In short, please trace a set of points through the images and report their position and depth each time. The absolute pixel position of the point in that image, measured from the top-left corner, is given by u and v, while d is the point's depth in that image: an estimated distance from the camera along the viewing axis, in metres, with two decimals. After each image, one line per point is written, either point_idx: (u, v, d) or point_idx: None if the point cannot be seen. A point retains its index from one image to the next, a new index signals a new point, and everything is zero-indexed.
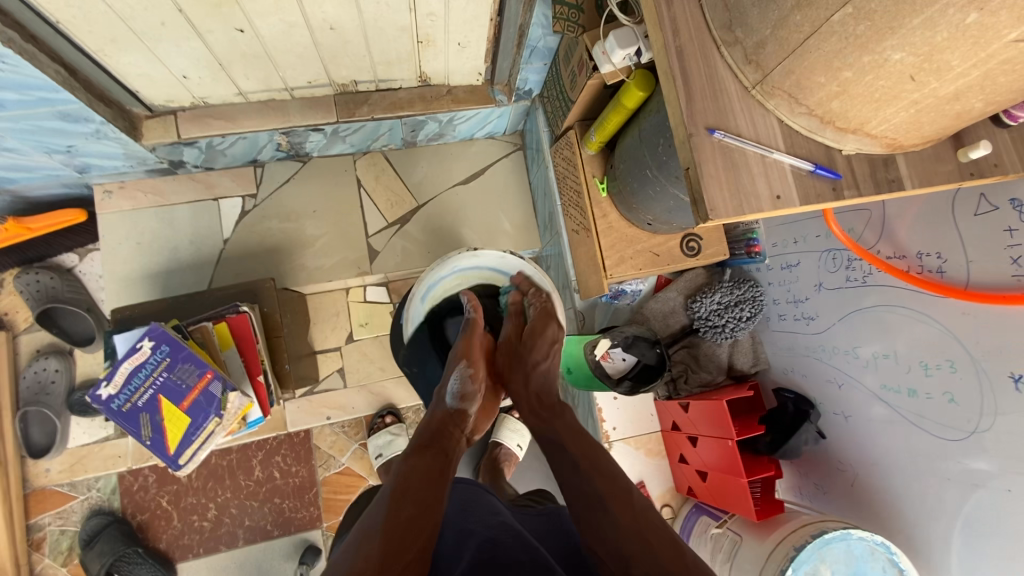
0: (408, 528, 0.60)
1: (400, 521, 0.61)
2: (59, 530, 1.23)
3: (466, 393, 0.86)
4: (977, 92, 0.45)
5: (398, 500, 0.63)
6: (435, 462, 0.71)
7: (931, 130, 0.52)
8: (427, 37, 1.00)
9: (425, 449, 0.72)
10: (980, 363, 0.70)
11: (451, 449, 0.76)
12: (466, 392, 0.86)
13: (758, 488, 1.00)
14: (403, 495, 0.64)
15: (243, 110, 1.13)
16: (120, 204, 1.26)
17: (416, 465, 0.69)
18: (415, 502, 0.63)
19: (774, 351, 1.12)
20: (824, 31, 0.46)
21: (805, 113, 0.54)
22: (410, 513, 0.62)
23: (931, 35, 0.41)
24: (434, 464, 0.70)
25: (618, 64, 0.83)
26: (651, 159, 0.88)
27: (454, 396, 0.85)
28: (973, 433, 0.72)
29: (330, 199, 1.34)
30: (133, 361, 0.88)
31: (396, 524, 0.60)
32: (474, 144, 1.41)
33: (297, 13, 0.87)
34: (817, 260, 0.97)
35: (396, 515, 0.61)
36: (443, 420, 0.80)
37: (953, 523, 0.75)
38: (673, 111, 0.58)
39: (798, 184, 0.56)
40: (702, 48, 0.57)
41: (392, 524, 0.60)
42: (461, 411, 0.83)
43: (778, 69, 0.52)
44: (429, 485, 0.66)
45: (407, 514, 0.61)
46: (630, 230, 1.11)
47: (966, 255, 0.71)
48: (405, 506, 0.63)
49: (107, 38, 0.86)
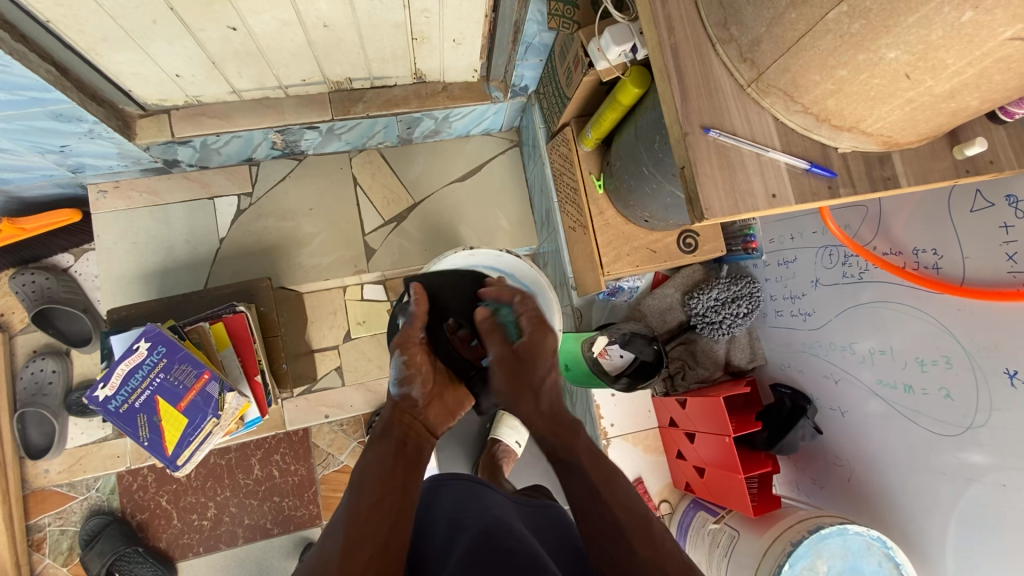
0: (371, 517, 0.62)
1: (363, 510, 0.63)
2: (59, 530, 1.23)
3: (408, 378, 0.82)
4: (973, 90, 0.45)
5: (360, 488, 0.65)
6: (392, 451, 0.72)
7: (926, 128, 0.52)
8: (421, 34, 1.00)
9: (381, 441, 0.73)
10: (975, 358, 0.70)
11: (407, 438, 0.75)
12: (408, 378, 0.81)
13: (754, 483, 1.00)
14: (365, 484, 0.66)
15: (236, 108, 1.12)
16: (114, 203, 1.25)
17: (375, 455, 0.71)
18: (376, 488, 0.66)
19: (770, 347, 1.12)
20: (819, 28, 0.45)
21: (801, 111, 0.53)
22: (372, 500, 0.64)
23: (926, 34, 0.41)
24: (390, 453, 0.71)
25: (613, 61, 0.83)
26: (647, 156, 0.88)
27: (396, 385, 0.81)
28: (969, 429, 0.72)
29: (326, 197, 1.34)
30: (130, 361, 0.88)
31: (359, 513, 0.62)
32: (470, 141, 1.40)
33: (290, 11, 0.86)
34: (813, 256, 0.97)
35: (360, 503, 0.64)
36: (390, 414, 0.78)
37: (949, 519, 0.75)
38: (668, 110, 0.57)
39: (793, 182, 0.56)
40: (697, 46, 0.57)
41: (355, 513, 0.62)
42: (404, 399, 0.80)
43: (773, 67, 0.51)
44: (388, 474, 0.68)
45: (369, 501, 0.64)
46: (627, 227, 1.11)
47: (962, 251, 0.71)
48: (368, 493, 0.65)
49: (98, 38, 0.85)
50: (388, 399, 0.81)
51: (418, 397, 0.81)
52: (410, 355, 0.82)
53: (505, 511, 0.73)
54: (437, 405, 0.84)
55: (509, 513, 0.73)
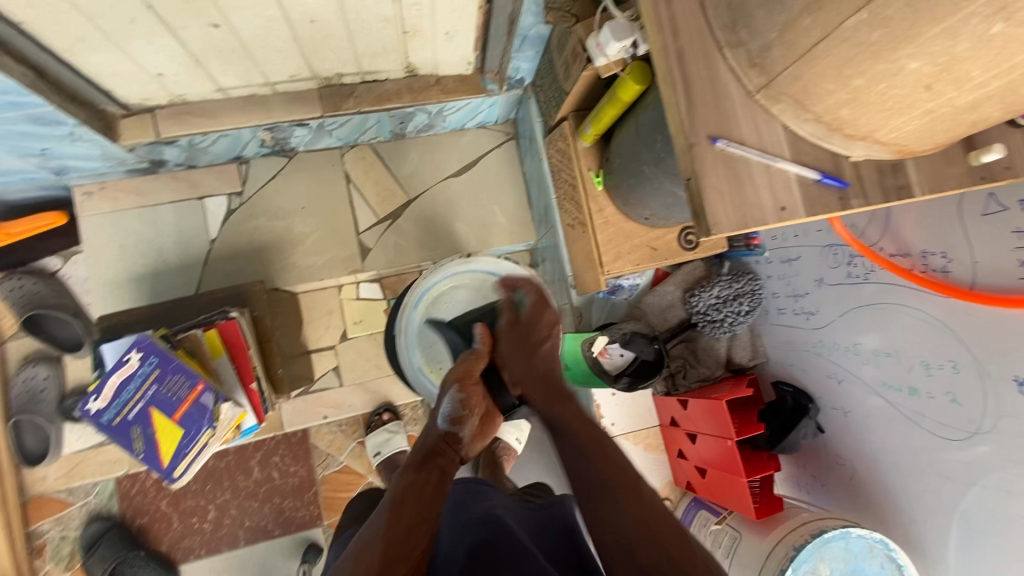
0: (408, 538, 0.61)
1: (401, 528, 0.62)
2: (59, 535, 1.23)
3: (460, 417, 0.79)
4: (996, 102, 0.42)
5: (398, 509, 0.64)
6: (435, 479, 0.70)
7: (944, 137, 0.50)
8: (413, 27, 0.96)
9: (423, 467, 0.72)
10: (983, 364, 0.69)
11: (447, 468, 0.74)
12: (460, 416, 0.79)
13: (757, 483, 1.00)
14: (403, 505, 0.65)
15: (223, 107, 1.08)
16: (101, 205, 1.22)
17: (416, 480, 0.69)
18: (417, 509, 0.65)
19: (772, 345, 1.11)
20: (835, 36, 0.43)
21: (813, 119, 0.51)
22: (411, 520, 0.63)
23: (951, 46, 0.38)
24: (433, 481, 0.70)
25: (613, 57, 0.79)
26: (648, 155, 0.85)
27: (446, 420, 0.79)
28: (975, 434, 0.71)
29: (318, 195, 1.31)
30: (122, 373, 0.86)
31: (396, 534, 0.61)
32: (466, 134, 1.36)
33: (275, 7, 0.82)
34: (817, 255, 0.96)
35: (398, 522, 0.63)
36: (437, 444, 0.76)
37: (952, 520, 0.75)
38: (673, 118, 0.55)
39: (803, 193, 0.54)
40: (703, 50, 0.54)
41: (393, 531, 0.61)
42: (454, 435, 0.78)
43: (784, 74, 0.49)
44: (428, 499, 0.67)
45: (407, 523, 0.63)
46: (627, 224, 1.08)
47: (972, 255, 0.69)
48: (406, 511, 0.64)
49: (75, 38, 0.81)
50: (435, 431, 0.79)
51: (466, 434, 0.79)
52: (467, 396, 0.79)
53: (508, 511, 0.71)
54: (483, 435, 0.83)
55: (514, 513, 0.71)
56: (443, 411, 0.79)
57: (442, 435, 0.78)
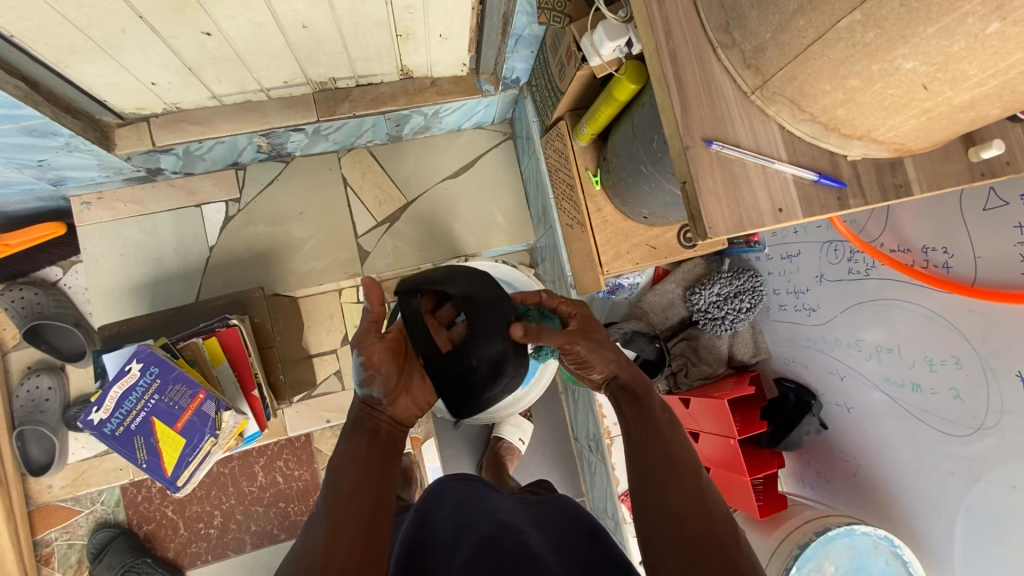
0: (350, 504, 0.59)
1: (344, 494, 0.60)
2: (67, 544, 1.24)
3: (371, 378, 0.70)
4: (995, 100, 0.42)
5: (337, 478, 0.62)
6: (366, 442, 0.66)
7: (942, 135, 0.49)
8: (406, 30, 0.95)
9: (356, 432, 0.67)
10: (987, 360, 0.68)
11: (381, 428, 0.69)
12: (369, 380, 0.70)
13: (760, 482, 0.99)
14: (341, 471, 0.62)
15: (218, 113, 1.08)
16: (100, 214, 1.22)
17: (351, 447, 0.65)
18: (358, 471, 0.62)
19: (775, 341, 1.11)
20: (829, 37, 0.42)
21: (809, 119, 0.50)
22: (353, 483, 0.61)
23: (947, 45, 0.38)
24: (366, 442, 0.66)
25: (607, 57, 0.79)
26: (645, 155, 0.84)
27: (361, 385, 0.70)
28: (978, 429, 0.71)
29: (316, 199, 1.30)
30: (123, 384, 0.86)
31: (339, 504, 0.59)
32: (462, 135, 1.36)
33: (266, 13, 0.82)
34: (817, 251, 0.95)
35: (339, 493, 0.60)
36: (362, 415, 0.69)
37: (957, 516, 0.75)
38: (667, 121, 0.54)
39: (801, 194, 0.53)
40: (696, 51, 0.53)
41: (337, 499, 0.59)
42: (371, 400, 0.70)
43: (779, 75, 0.48)
44: (367, 462, 0.63)
45: (347, 487, 0.60)
46: (626, 223, 1.08)
47: (974, 250, 0.68)
48: (346, 478, 0.61)
49: (67, 49, 0.81)
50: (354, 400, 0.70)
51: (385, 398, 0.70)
52: (371, 351, 0.70)
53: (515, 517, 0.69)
54: (406, 399, 0.72)
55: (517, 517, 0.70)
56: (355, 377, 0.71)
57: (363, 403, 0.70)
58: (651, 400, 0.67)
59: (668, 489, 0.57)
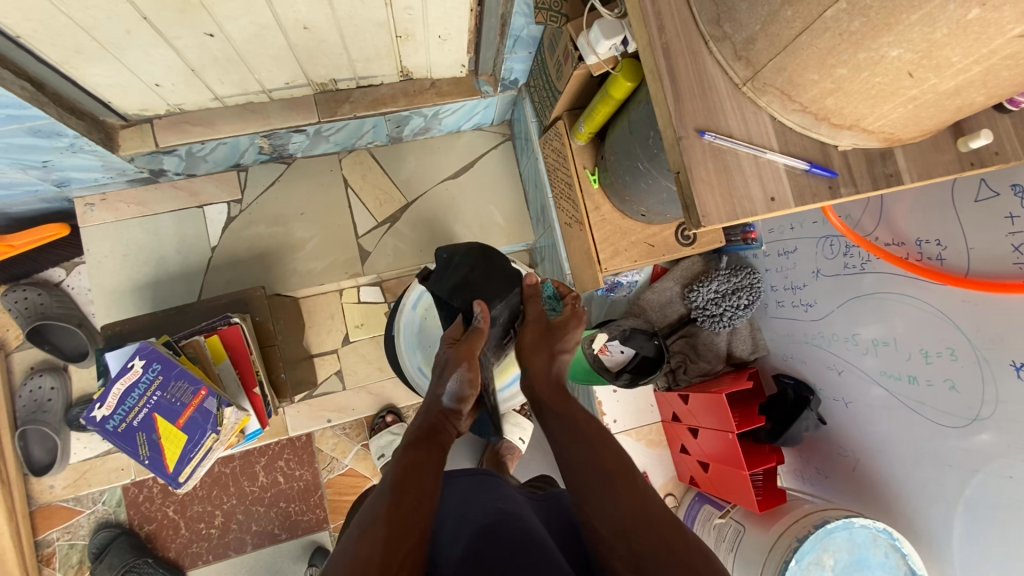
0: (409, 512, 0.60)
1: (405, 506, 0.61)
2: (68, 544, 1.24)
3: (463, 395, 0.83)
4: (979, 87, 0.43)
5: (398, 488, 0.63)
6: (435, 454, 0.71)
7: (929, 124, 0.50)
8: (406, 31, 0.97)
9: (425, 445, 0.73)
10: (981, 351, 0.69)
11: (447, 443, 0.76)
12: (463, 395, 0.83)
13: (760, 477, 0.99)
14: (404, 482, 0.64)
15: (221, 115, 1.09)
16: (103, 216, 1.24)
17: (414, 459, 0.69)
18: (417, 489, 0.64)
19: (772, 338, 1.11)
20: (816, 27, 0.43)
21: (799, 110, 0.51)
22: (414, 499, 0.62)
23: (930, 32, 0.39)
24: (433, 455, 0.71)
25: (603, 55, 0.80)
26: (641, 151, 0.85)
27: (451, 398, 0.82)
28: (975, 420, 0.71)
29: (317, 200, 1.32)
30: (125, 381, 0.87)
31: (397, 511, 0.60)
32: (461, 137, 1.37)
33: (268, 15, 0.83)
34: (814, 247, 0.96)
35: (400, 501, 0.61)
36: (437, 419, 0.79)
37: (956, 507, 0.75)
38: (661, 113, 0.56)
39: (792, 183, 0.54)
40: (689, 44, 0.54)
41: (396, 508, 0.60)
42: (455, 412, 0.82)
43: (769, 66, 0.49)
44: (427, 475, 0.67)
45: (409, 501, 0.62)
46: (624, 221, 1.09)
47: (966, 242, 0.69)
48: (407, 492, 0.63)
49: (72, 51, 0.83)
50: (434, 406, 0.82)
51: (465, 412, 0.84)
52: (473, 372, 0.82)
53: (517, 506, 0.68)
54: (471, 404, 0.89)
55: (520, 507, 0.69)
56: (447, 388, 0.82)
57: (443, 410, 0.81)
58: (572, 406, 0.74)
59: (586, 476, 0.63)
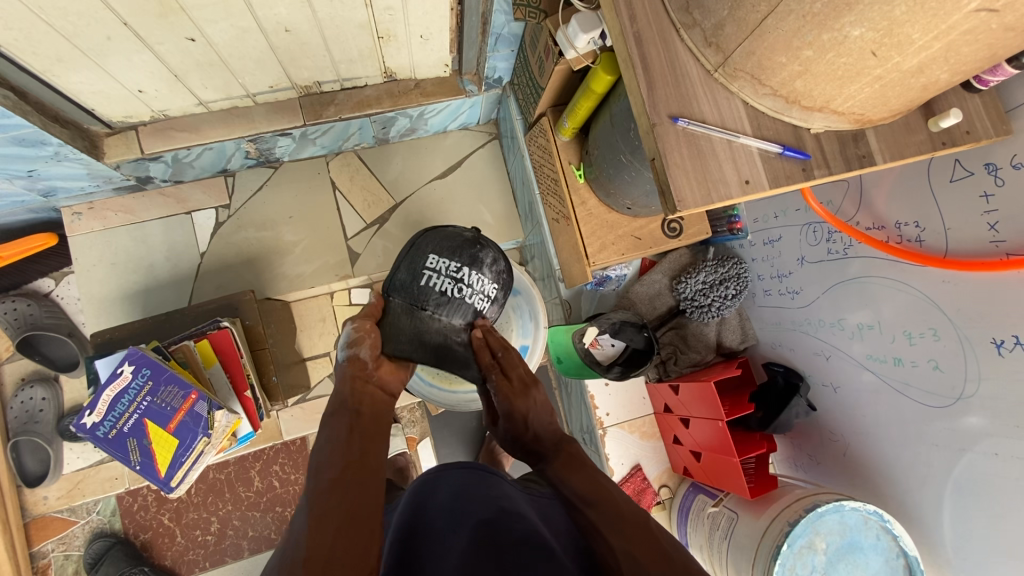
0: (333, 493, 0.59)
1: (324, 486, 0.60)
2: (63, 555, 1.24)
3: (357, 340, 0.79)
4: (942, 64, 0.44)
5: (319, 467, 0.62)
6: (347, 424, 0.68)
7: (898, 104, 0.51)
8: (386, 32, 0.97)
9: (337, 414, 0.70)
10: (962, 329, 0.70)
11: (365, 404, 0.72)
12: (356, 340, 0.78)
13: (751, 464, 1.00)
14: (323, 462, 0.63)
15: (205, 120, 1.10)
16: (90, 225, 1.24)
17: (333, 431, 0.68)
18: (336, 464, 0.62)
19: (761, 326, 1.12)
20: (780, 9, 0.44)
21: (770, 93, 0.52)
22: (332, 476, 0.61)
23: (889, 10, 0.40)
24: (347, 425, 0.68)
25: (581, 49, 0.81)
26: (623, 144, 0.86)
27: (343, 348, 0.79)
28: (959, 399, 0.72)
29: (306, 203, 1.32)
30: (114, 387, 0.87)
31: (321, 492, 0.59)
32: (448, 136, 1.38)
33: (248, 17, 0.84)
34: (798, 234, 0.97)
35: (321, 482, 0.60)
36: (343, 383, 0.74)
37: (945, 485, 0.75)
38: (635, 101, 0.56)
39: (766, 167, 0.55)
40: (661, 33, 0.55)
41: (318, 490, 0.59)
42: (355, 359, 0.77)
43: (738, 50, 0.50)
44: (349, 451, 0.64)
45: (329, 479, 0.60)
46: (610, 215, 1.09)
47: (944, 222, 0.70)
48: (326, 471, 0.62)
49: (54, 58, 0.83)
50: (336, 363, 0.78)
51: (365, 356, 0.78)
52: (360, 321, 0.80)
53: (517, 501, 0.66)
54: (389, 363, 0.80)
55: (520, 503, 0.66)
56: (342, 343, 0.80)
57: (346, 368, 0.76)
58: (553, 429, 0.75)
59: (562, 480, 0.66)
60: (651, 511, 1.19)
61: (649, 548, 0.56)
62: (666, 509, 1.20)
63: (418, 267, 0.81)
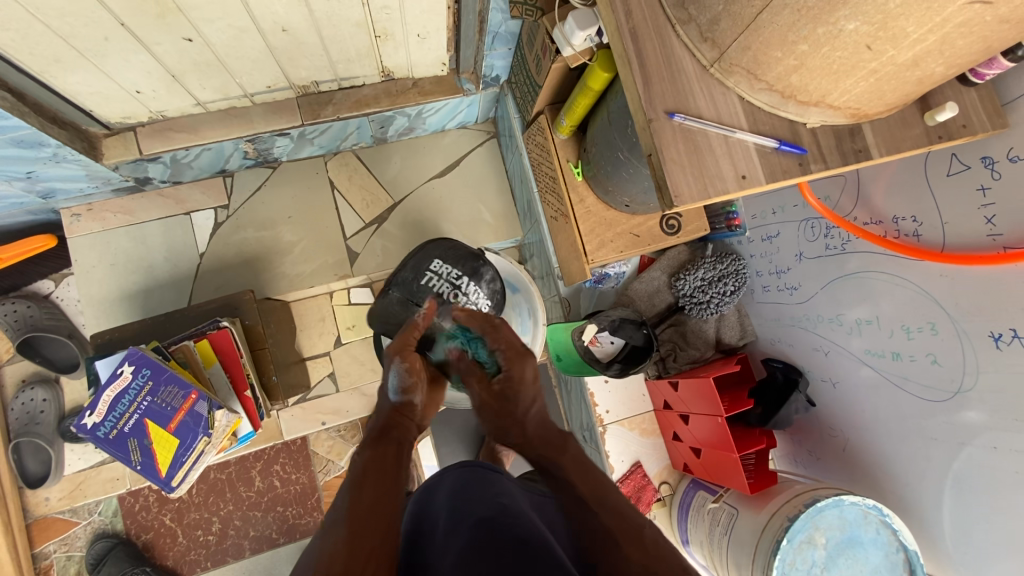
0: (373, 512, 0.57)
1: (365, 505, 0.58)
2: (65, 556, 1.24)
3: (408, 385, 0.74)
4: (936, 57, 0.44)
5: (360, 483, 0.60)
6: (392, 450, 0.66)
7: (893, 98, 0.51)
8: (383, 31, 0.97)
9: (380, 441, 0.67)
10: (960, 324, 0.70)
11: (406, 439, 0.70)
12: (409, 385, 0.74)
13: (751, 460, 1.00)
14: (364, 478, 0.60)
15: (203, 120, 1.10)
16: (89, 226, 1.24)
17: (376, 451, 0.65)
18: (377, 484, 0.60)
19: (760, 323, 1.12)
20: (775, 4, 0.44)
21: (766, 88, 0.52)
22: (374, 496, 0.59)
23: (883, 3, 0.40)
24: (391, 453, 0.65)
25: (578, 46, 0.81)
26: (621, 141, 0.86)
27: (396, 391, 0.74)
28: (958, 393, 0.72)
29: (305, 203, 1.32)
30: (114, 388, 0.87)
31: (361, 507, 0.57)
32: (446, 135, 1.38)
33: (245, 17, 0.84)
34: (796, 230, 0.97)
35: (360, 497, 0.58)
36: (388, 419, 0.71)
37: (945, 479, 0.75)
38: (631, 97, 0.56)
39: (762, 161, 0.55)
40: (656, 29, 0.55)
41: (357, 508, 0.57)
42: (407, 405, 0.73)
43: (733, 45, 0.50)
44: (391, 474, 0.62)
45: (370, 499, 0.58)
46: (608, 213, 1.09)
47: (942, 217, 0.70)
48: (368, 487, 0.59)
49: (51, 59, 0.83)
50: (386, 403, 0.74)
51: (417, 402, 0.74)
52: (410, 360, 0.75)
53: (518, 499, 0.66)
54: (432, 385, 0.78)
55: (521, 501, 0.66)
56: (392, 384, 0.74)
57: (393, 407, 0.73)
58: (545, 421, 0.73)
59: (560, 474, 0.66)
60: (651, 507, 1.19)
61: (646, 546, 0.56)
62: (667, 506, 1.20)
63: (422, 268, 0.92)
